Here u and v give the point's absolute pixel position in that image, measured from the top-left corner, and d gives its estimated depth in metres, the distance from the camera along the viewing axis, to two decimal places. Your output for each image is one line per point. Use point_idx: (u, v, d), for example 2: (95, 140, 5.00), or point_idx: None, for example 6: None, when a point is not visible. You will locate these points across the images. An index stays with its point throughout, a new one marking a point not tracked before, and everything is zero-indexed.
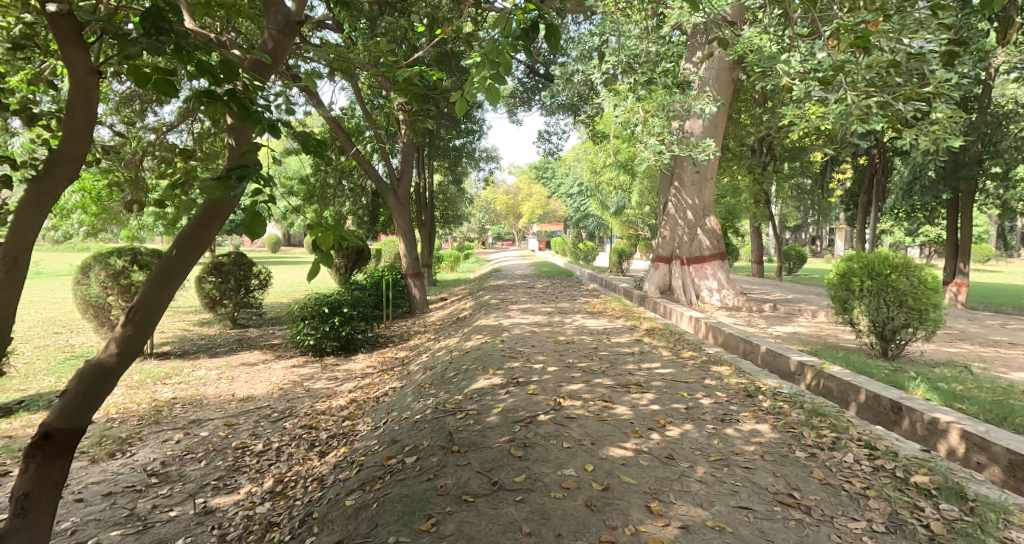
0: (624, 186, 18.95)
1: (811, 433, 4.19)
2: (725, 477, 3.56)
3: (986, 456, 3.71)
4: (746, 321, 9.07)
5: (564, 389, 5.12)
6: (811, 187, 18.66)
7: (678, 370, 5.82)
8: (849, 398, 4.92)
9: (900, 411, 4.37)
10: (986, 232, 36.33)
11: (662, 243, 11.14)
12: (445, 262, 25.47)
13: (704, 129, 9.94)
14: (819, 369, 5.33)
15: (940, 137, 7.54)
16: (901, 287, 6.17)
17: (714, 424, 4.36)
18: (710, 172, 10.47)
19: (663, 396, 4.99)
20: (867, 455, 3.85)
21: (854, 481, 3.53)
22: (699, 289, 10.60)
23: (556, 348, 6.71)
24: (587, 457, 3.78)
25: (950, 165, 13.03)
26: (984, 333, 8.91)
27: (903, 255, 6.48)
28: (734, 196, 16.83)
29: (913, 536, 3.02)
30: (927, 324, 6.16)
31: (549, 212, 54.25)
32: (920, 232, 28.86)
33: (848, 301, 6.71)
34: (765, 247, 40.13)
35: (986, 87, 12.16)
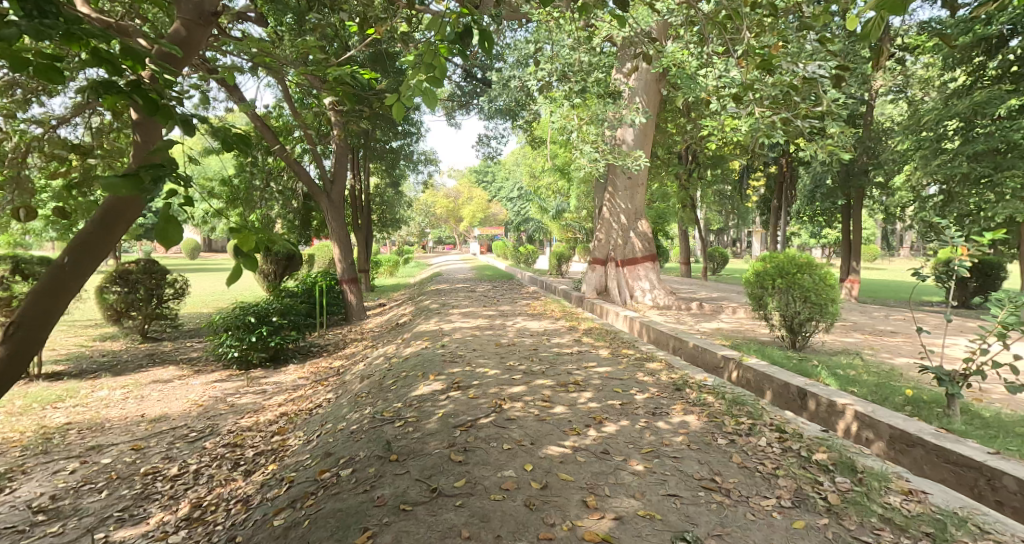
0: (564, 190, 19.42)
1: (731, 420, 4.47)
2: (657, 468, 3.75)
3: (873, 432, 4.10)
4: (676, 319, 9.50)
5: (505, 391, 5.20)
6: (731, 194, 19.77)
7: (614, 368, 6.04)
8: (763, 387, 5.27)
9: (806, 397, 4.73)
10: (878, 235, 39.81)
11: (597, 245, 11.41)
12: (385, 266, 25.23)
13: (635, 138, 10.32)
14: (739, 360, 5.67)
15: (833, 149, 8.29)
16: (805, 285, 6.66)
17: (646, 418, 4.56)
18: (642, 178, 10.92)
19: (601, 393, 5.17)
20: (778, 437, 4.16)
21: (767, 463, 3.81)
22: (632, 290, 10.99)
23: (498, 351, 6.80)
24: (527, 457, 3.88)
25: (843, 174, 14.26)
26: (873, 323, 9.80)
27: (807, 254, 7.01)
28: (664, 202, 17.55)
29: (815, 509, 3.29)
30: (827, 317, 6.71)
31: (490, 216, 54.50)
32: (824, 234, 31.40)
33: (763, 297, 7.15)
34: (694, 248, 42.40)
35: (869, 106, 13.53)
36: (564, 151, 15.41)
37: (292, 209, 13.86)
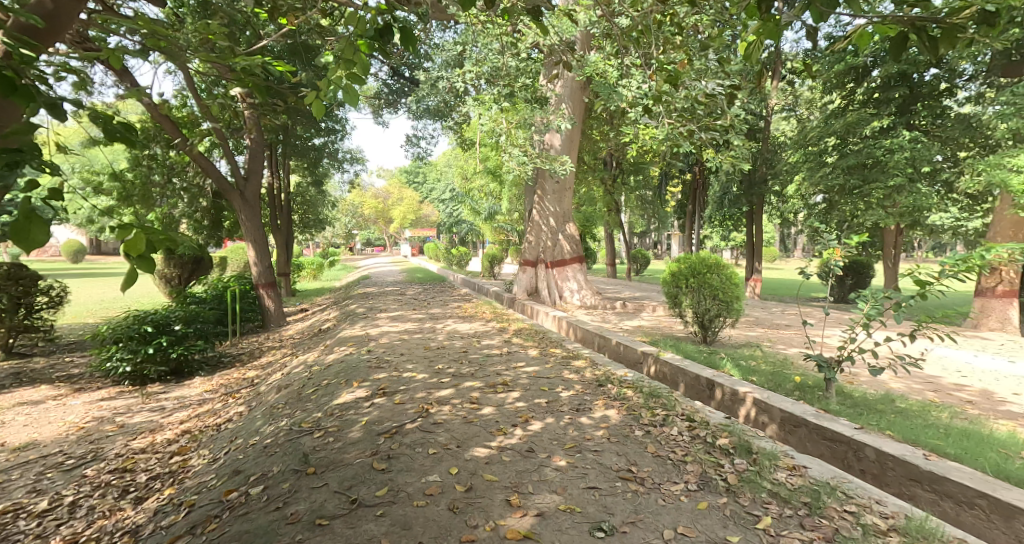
0: (494, 193, 19.61)
1: (647, 412, 4.71)
2: (578, 462, 3.90)
3: (767, 416, 4.46)
4: (602, 318, 9.84)
5: (432, 395, 5.21)
6: (653, 199, 20.64)
7: (542, 367, 6.18)
8: (677, 380, 5.58)
9: (714, 387, 5.06)
10: (779, 237, 43.06)
11: (528, 247, 11.61)
12: (308, 270, 24.41)
13: (562, 143, 10.57)
14: (656, 354, 5.97)
15: (731, 161, 8.97)
16: (714, 283, 7.10)
17: (571, 415, 4.72)
18: (569, 182, 11.20)
19: (528, 393, 5.29)
20: (688, 426, 4.43)
21: (677, 450, 4.05)
22: (562, 290, 11.19)
23: (426, 355, 6.78)
24: (452, 461, 3.92)
25: (747, 183, 15.33)
26: (772, 317, 10.60)
27: (716, 255, 7.46)
28: (591, 205, 18.05)
29: (716, 489, 3.55)
30: (733, 313, 7.20)
31: (421, 218, 53.88)
32: (732, 237, 33.59)
33: (678, 296, 7.55)
34: (620, 249, 43.85)
35: (767, 121, 14.63)
36: (493, 153, 15.57)
37: (199, 208, 12.75)
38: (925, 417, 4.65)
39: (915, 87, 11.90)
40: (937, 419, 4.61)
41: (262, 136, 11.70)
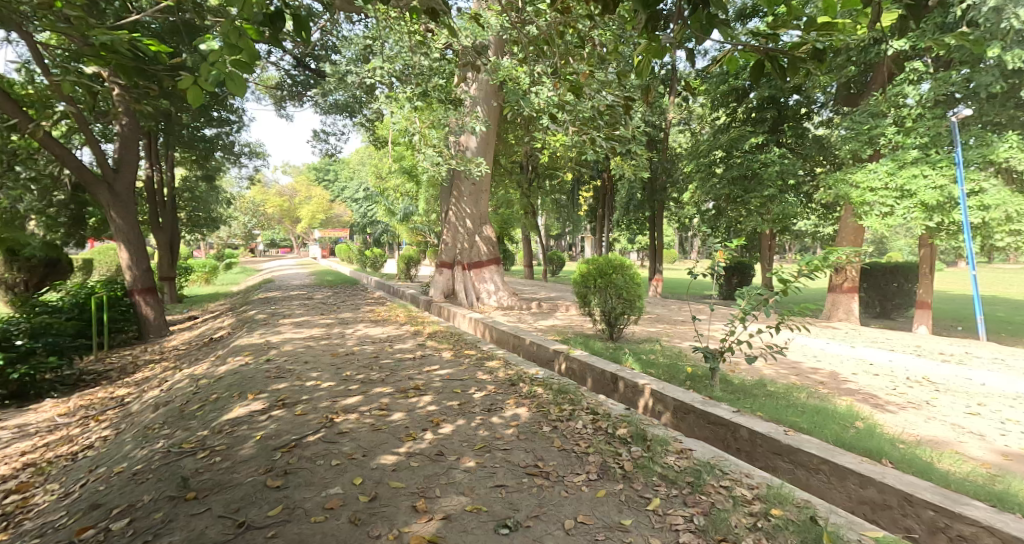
0: (409, 192, 19.36)
1: (556, 408, 4.85)
2: (487, 461, 3.95)
3: (662, 405, 4.79)
4: (519, 318, 10.01)
5: (338, 404, 5.07)
6: (567, 203, 21.19)
7: (455, 370, 6.18)
8: (585, 376, 5.80)
9: (618, 380, 5.32)
10: (678, 242, 45.87)
11: (445, 249, 11.64)
12: (199, 273, 22.77)
13: (477, 145, 10.63)
14: (566, 351, 6.19)
15: (626, 163, 9.72)
16: (619, 283, 7.46)
17: (482, 415, 4.77)
18: (484, 184, 11.28)
19: (440, 396, 5.28)
20: (592, 419, 4.60)
21: (580, 443, 4.20)
22: (479, 292, 11.25)
23: (333, 362, 6.56)
24: (356, 471, 3.85)
25: (649, 189, 16.13)
26: (672, 314, 11.26)
27: (620, 256, 7.81)
28: (508, 207, 18.22)
29: (614, 476, 3.73)
30: (636, 311, 7.60)
31: (332, 218, 51.93)
32: (639, 241, 35.34)
33: (587, 296, 7.83)
34: (536, 251, 44.61)
35: (664, 133, 15.48)
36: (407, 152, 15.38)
37: (56, 202, 11.60)
38: (789, 398, 5.19)
39: (782, 110, 12.97)
40: (796, 399, 5.17)
41: (137, 122, 10.81)
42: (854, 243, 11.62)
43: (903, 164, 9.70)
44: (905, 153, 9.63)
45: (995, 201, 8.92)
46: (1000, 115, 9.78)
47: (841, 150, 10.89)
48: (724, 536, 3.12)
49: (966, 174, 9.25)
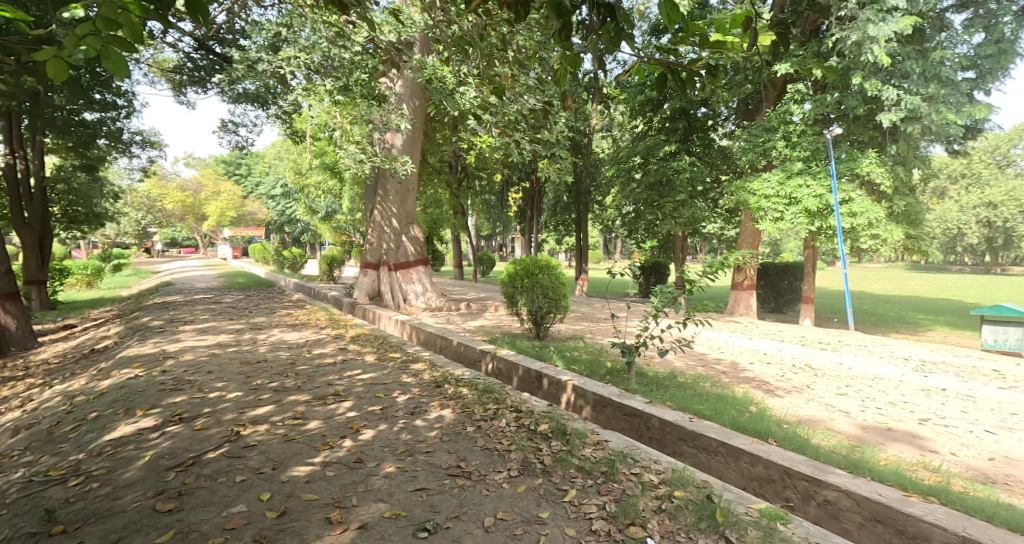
0: (332, 190, 18.72)
1: (480, 408, 4.83)
2: (408, 466, 3.89)
3: (582, 400, 4.90)
4: (447, 319, 9.94)
5: (244, 416, 4.81)
6: (496, 203, 21.25)
7: (378, 374, 6.04)
8: (511, 374, 5.84)
9: (542, 377, 5.39)
10: (602, 242, 47.20)
11: (369, 249, 11.33)
12: (82, 277, 20.74)
13: (403, 143, 10.46)
14: (494, 351, 6.18)
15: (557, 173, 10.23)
16: (545, 283, 7.56)
17: (405, 419, 4.69)
18: (411, 183, 11.10)
19: (360, 401, 5.14)
20: (516, 417, 4.61)
21: (503, 441, 4.20)
22: (406, 293, 11.08)
23: (241, 372, 6.21)
24: (264, 486, 3.68)
25: (574, 192, 16.54)
26: (596, 313, 11.56)
27: (546, 257, 7.95)
28: (436, 207, 17.93)
29: (533, 471, 3.75)
30: (562, 310, 7.74)
31: (244, 215, 48.91)
32: (565, 241, 36.10)
33: (515, 296, 7.90)
34: (466, 251, 44.59)
35: (588, 138, 15.89)
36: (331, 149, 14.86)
37: None
38: (697, 388, 5.47)
39: (692, 122, 13.79)
40: (703, 388, 5.45)
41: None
42: (751, 246, 12.43)
43: (789, 175, 10.79)
44: (791, 165, 10.70)
45: (861, 208, 10.19)
46: (863, 135, 10.84)
47: (741, 161, 11.78)
48: (633, 521, 3.17)
49: (839, 185, 10.45)
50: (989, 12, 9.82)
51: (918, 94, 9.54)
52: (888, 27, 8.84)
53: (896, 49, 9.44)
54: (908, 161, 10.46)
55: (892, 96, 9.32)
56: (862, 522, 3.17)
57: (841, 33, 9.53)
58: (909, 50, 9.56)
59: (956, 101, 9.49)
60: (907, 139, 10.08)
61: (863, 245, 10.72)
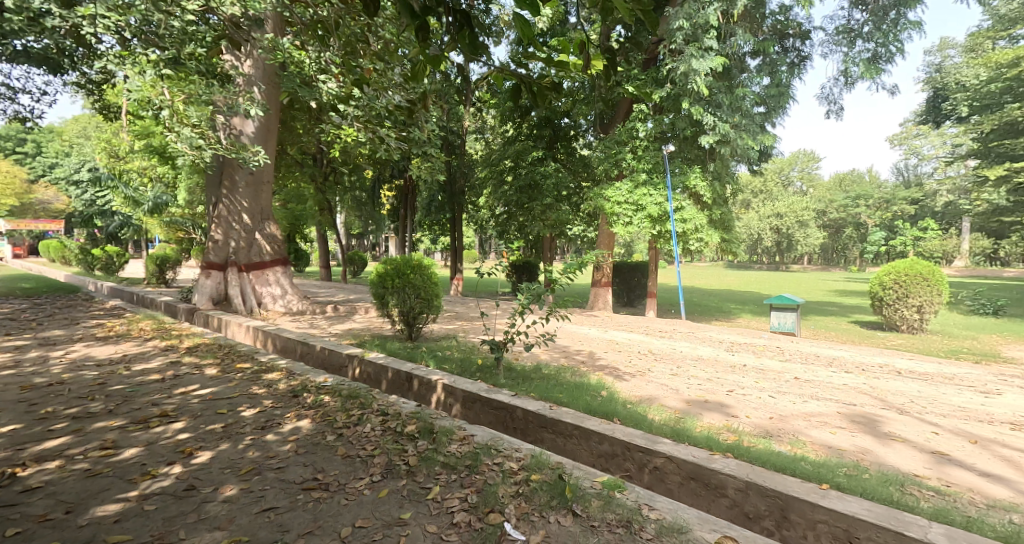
0: (171, 180, 16.73)
1: (342, 415, 4.63)
2: (254, 486, 3.62)
3: (452, 398, 4.93)
4: (310, 324, 9.38)
5: (33, 452, 4.13)
6: (365, 201, 20.54)
7: (219, 388, 5.53)
8: (380, 378, 5.69)
9: (412, 378, 5.32)
10: (475, 240, 47.65)
11: (213, 248, 10.06)
12: None
13: (254, 131, 9.59)
14: (361, 356, 5.94)
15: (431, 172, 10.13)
16: (416, 282, 7.48)
17: (253, 435, 4.35)
18: (265, 176, 10.28)
19: (197, 421, 4.68)
20: (381, 420, 4.49)
21: (367, 446, 4.06)
22: (261, 296, 10.26)
23: (25, 399, 5.28)
24: (56, 533, 3.19)
25: (448, 192, 16.51)
26: (466, 312, 11.65)
27: (417, 258, 7.88)
28: (298, 203, 16.78)
29: (399, 473, 3.68)
30: (433, 310, 7.74)
31: (37, 205, 40.89)
32: (440, 240, 36.01)
33: (384, 297, 7.60)
34: (332, 250, 42.62)
35: (461, 141, 15.98)
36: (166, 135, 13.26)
37: None
38: (559, 378, 5.84)
39: (556, 131, 14.57)
40: (565, 380, 5.75)
41: None
42: (608, 249, 13.29)
43: (637, 185, 11.78)
44: (637, 176, 11.75)
45: (689, 216, 11.39)
46: (691, 153, 12.20)
47: (597, 169, 12.64)
48: (492, 508, 3.21)
49: (673, 195, 11.64)
50: (772, 61, 11.52)
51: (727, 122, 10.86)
52: (704, 63, 10.09)
53: (711, 83, 10.67)
54: (722, 177, 12.13)
55: (711, 122, 10.61)
56: (680, 481, 3.53)
57: (673, 63, 10.61)
58: (721, 85, 10.80)
59: (752, 129, 11.08)
60: (722, 159, 11.53)
61: (691, 247, 11.90)
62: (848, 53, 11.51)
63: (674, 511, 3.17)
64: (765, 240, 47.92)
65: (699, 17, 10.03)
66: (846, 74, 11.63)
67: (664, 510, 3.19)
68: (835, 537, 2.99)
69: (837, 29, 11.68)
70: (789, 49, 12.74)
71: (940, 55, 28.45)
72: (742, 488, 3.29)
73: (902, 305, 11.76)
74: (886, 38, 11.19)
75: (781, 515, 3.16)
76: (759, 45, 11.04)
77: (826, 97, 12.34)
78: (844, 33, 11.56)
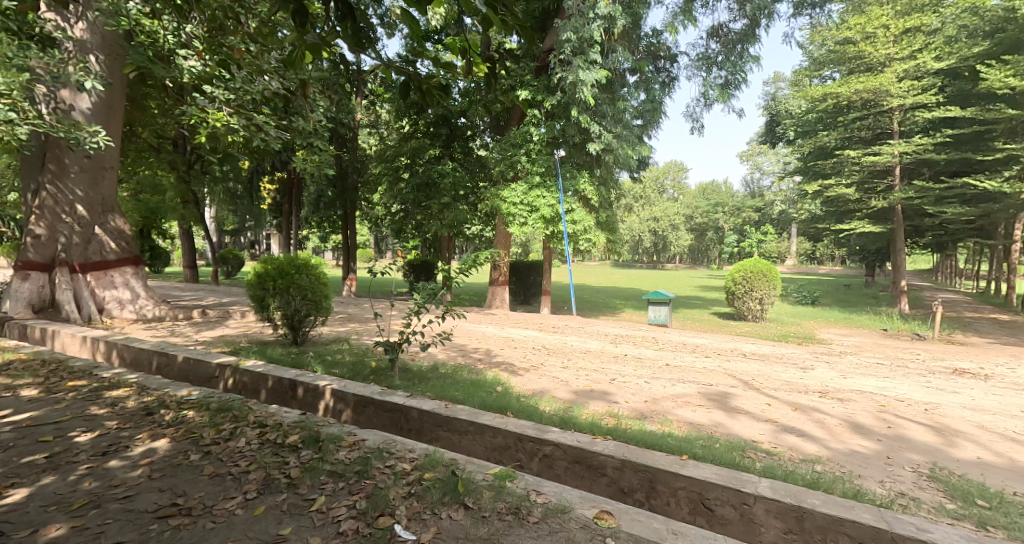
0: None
1: (210, 430, 4.24)
2: (93, 520, 3.22)
3: (342, 404, 4.75)
4: (170, 330, 8.39)
5: None
6: (242, 193, 18.96)
7: (47, 411, 4.80)
8: (259, 387, 5.30)
9: (296, 386, 5.03)
10: (366, 240, 45.84)
11: (33, 246, 8.50)
12: None
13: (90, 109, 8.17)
14: (235, 365, 5.46)
15: (318, 165, 9.53)
16: (303, 283, 6.97)
17: (93, 463, 3.86)
18: (106, 161, 8.91)
19: (17, 451, 4.04)
20: (258, 433, 4.19)
21: (240, 462, 3.79)
22: (103, 300, 9.02)
23: None
24: None
25: (340, 187, 15.54)
26: (353, 313, 11.20)
27: (304, 256, 7.37)
28: (155, 194, 15.03)
29: (277, 488, 3.48)
30: (322, 312, 7.31)
31: None
32: (327, 239, 34.33)
33: (265, 299, 7.04)
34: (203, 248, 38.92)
35: (354, 134, 15.34)
36: None
37: None
38: (453, 377, 5.87)
39: (453, 130, 14.38)
40: (460, 378, 5.80)
41: None
42: (505, 249, 13.53)
43: (531, 186, 12.23)
44: (532, 179, 12.15)
45: (580, 218, 12.06)
46: (580, 159, 12.80)
47: (494, 170, 12.81)
48: (382, 511, 3.17)
49: (566, 198, 12.23)
50: (647, 79, 12.48)
51: (612, 132, 11.72)
52: (589, 75, 10.61)
53: (596, 94, 11.32)
54: (606, 182, 13.04)
55: (598, 130, 11.31)
56: (567, 465, 3.76)
57: (562, 73, 11.03)
58: (604, 97, 11.63)
59: (632, 140, 12.03)
60: (607, 165, 12.32)
61: (580, 248, 12.45)
62: (706, 78, 12.87)
63: (560, 493, 3.33)
64: (645, 239, 52.15)
65: (584, 31, 10.56)
66: (704, 96, 12.97)
67: (550, 493, 3.34)
68: (692, 501, 3.36)
69: (697, 56, 13.01)
70: (661, 69, 13.94)
71: (772, 86, 32.90)
72: (620, 466, 3.58)
73: (748, 298, 13.40)
74: (735, 68, 12.65)
75: (650, 487, 3.49)
76: (636, 63, 11.90)
77: (690, 115, 13.67)
78: (702, 60, 12.89)
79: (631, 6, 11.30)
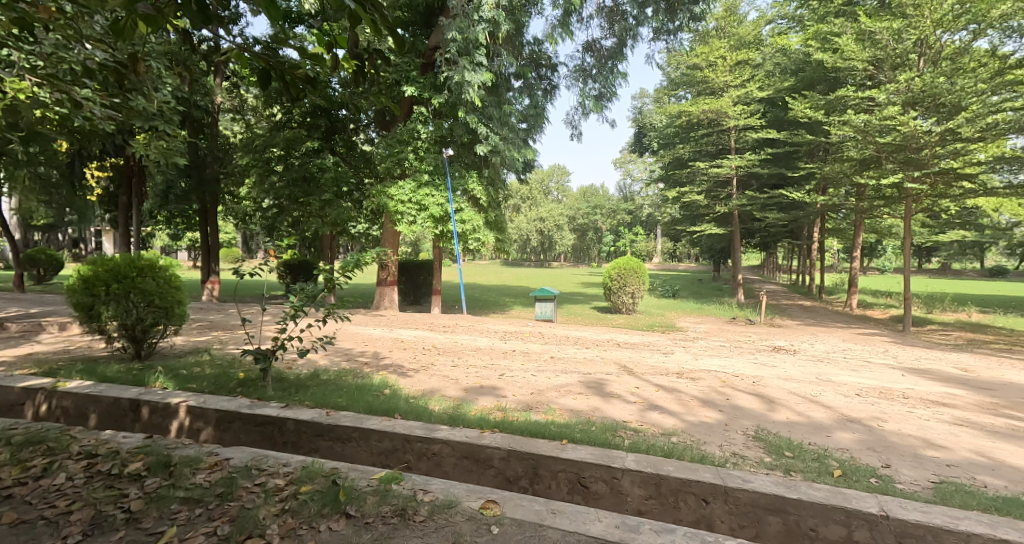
0: None
1: (13, 469, 3.51)
2: None
3: (201, 421, 4.27)
4: None
5: None
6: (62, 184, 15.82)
7: None
8: (87, 412, 4.51)
9: (138, 406, 4.38)
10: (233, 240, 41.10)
11: None
12: None
13: None
14: (50, 388, 4.55)
15: (164, 155, 8.23)
16: (147, 287, 6.06)
17: None
18: None
19: None
20: (85, 465, 3.58)
21: (58, 503, 3.20)
22: None
23: None
24: None
25: (197, 179, 13.81)
26: (212, 319, 10.01)
27: (148, 255, 6.36)
28: None
29: (112, 527, 3.01)
30: (174, 319, 6.41)
31: None
32: (182, 238, 30.22)
33: (93, 307, 5.94)
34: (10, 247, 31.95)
35: (214, 118, 13.80)
36: None
37: None
38: (335, 383, 5.56)
39: (333, 122, 13.58)
40: (341, 383, 5.53)
41: None
42: (393, 247, 13.06)
43: (419, 185, 11.96)
44: (421, 177, 11.89)
45: (468, 217, 12.02)
46: (466, 158, 12.80)
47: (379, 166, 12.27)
48: (251, 533, 2.91)
49: (454, 196, 12.15)
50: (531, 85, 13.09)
51: (499, 133, 11.85)
52: (475, 77, 10.58)
53: (484, 95, 11.47)
54: (493, 182, 13.23)
55: (484, 131, 11.35)
56: (455, 461, 3.81)
57: (448, 72, 10.88)
58: (491, 100, 11.80)
59: (518, 143, 12.17)
60: (494, 166, 12.58)
61: (469, 247, 12.45)
62: (582, 89, 13.71)
63: (447, 489, 3.35)
64: (534, 238, 53.92)
65: (469, 32, 10.41)
66: (582, 106, 13.81)
67: (438, 490, 3.33)
68: (570, 481, 3.61)
69: (574, 68, 13.76)
70: (542, 77, 14.51)
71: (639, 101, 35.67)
72: (505, 456, 3.71)
73: (622, 293, 14.55)
74: (607, 81, 13.66)
75: (534, 472, 3.67)
76: (520, 69, 12.40)
77: (569, 122, 14.38)
78: (579, 72, 13.69)
79: (513, 13, 11.57)
